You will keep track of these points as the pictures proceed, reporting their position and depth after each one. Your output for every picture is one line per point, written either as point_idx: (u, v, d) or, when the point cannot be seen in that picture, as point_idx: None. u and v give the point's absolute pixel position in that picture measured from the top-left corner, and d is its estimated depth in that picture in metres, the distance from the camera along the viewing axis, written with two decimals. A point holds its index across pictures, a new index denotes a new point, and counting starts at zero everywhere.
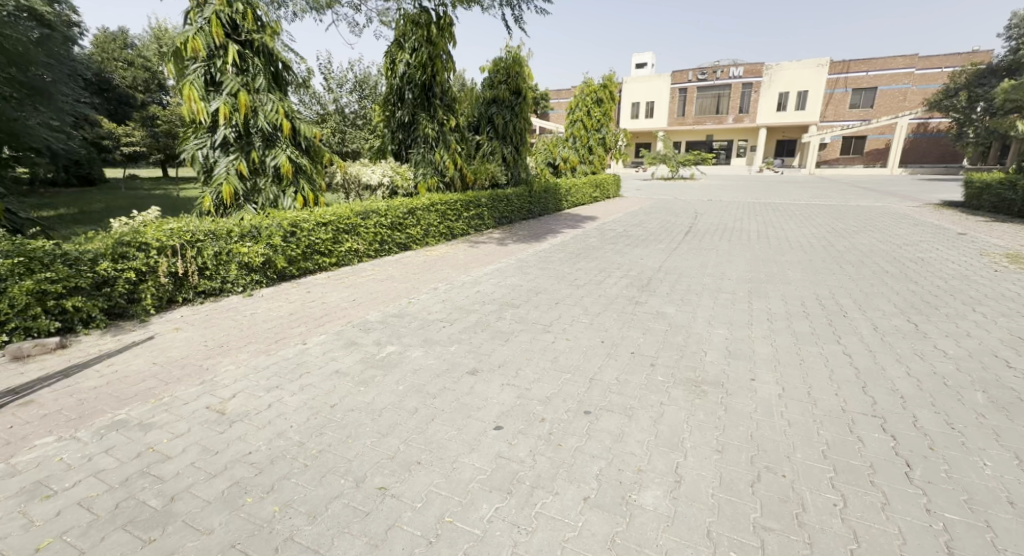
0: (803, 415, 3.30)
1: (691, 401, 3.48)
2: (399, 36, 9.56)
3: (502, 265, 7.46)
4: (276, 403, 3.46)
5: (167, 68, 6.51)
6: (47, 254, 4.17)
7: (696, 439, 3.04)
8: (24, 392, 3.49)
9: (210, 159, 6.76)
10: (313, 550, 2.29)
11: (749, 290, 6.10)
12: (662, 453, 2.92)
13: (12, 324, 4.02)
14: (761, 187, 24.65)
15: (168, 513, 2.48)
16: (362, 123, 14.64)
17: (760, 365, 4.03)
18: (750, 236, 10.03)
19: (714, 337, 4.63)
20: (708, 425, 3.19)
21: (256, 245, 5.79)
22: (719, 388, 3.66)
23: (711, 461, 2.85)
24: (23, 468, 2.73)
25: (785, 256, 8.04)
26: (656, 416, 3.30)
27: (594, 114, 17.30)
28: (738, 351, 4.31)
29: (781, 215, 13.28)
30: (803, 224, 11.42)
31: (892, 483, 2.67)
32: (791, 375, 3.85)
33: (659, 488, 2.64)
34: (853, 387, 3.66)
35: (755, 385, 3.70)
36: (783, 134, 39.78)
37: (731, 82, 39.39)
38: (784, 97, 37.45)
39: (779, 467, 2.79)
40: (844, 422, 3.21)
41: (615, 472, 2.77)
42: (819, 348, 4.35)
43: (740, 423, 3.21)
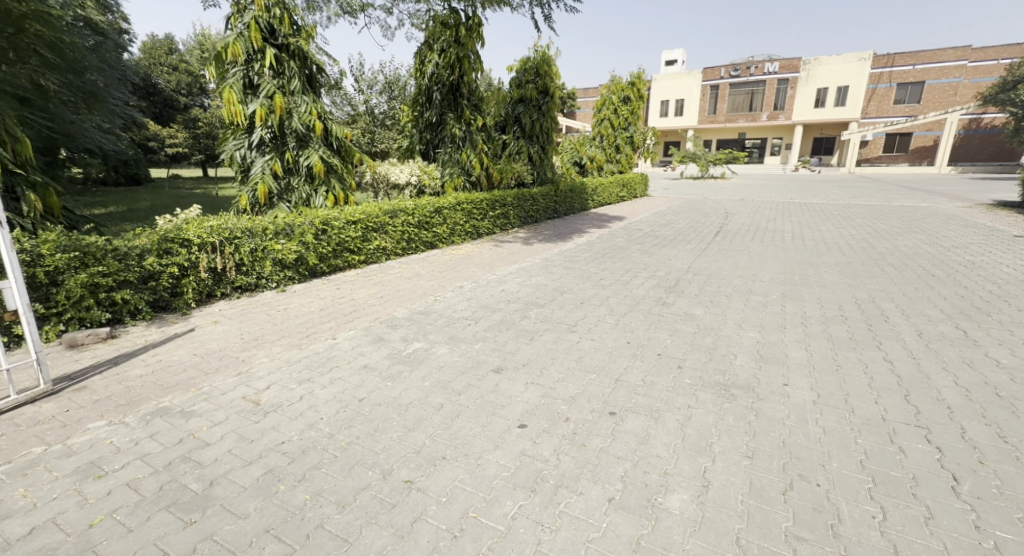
0: (839, 422, 3.23)
1: (719, 405, 3.44)
2: (429, 37, 9.69)
3: (528, 264, 7.49)
4: (307, 395, 3.57)
5: (209, 71, 6.76)
6: (99, 250, 4.41)
7: (725, 444, 3.02)
8: (78, 378, 3.71)
9: (247, 159, 7.03)
10: (342, 539, 2.37)
11: (782, 293, 5.96)
12: (689, 456, 2.91)
13: (67, 314, 4.28)
14: (795, 186, 24.01)
15: (207, 497, 2.60)
16: (391, 123, 14.88)
17: (792, 370, 3.95)
18: (784, 237, 9.80)
19: (745, 340, 4.56)
20: (737, 430, 3.15)
21: (289, 242, 5.98)
22: (749, 393, 3.61)
23: (740, 466, 2.82)
24: (77, 449, 2.91)
25: (821, 258, 7.82)
26: (683, 419, 3.28)
27: (623, 112, 17.15)
28: (770, 355, 4.23)
29: (817, 216, 12.92)
30: (841, 225, 11.07)
31: (936, 497, 2.58)
32: (826, 381, 3.77)
33: (686, 492, 2.63)
34: (892, 395, 3.56)
35: (788, 390, 3.63)
36: (820, 132, 38.59)
37: (766, 78, 38.34)
38: (823, 93, 36.20)
39: (813, 476, 2.74)
40: (884, 432, 3.13)
41: (641, 474, 2.77)
42: (857, 354, 4.23)
43: (771, 429, 3.16)
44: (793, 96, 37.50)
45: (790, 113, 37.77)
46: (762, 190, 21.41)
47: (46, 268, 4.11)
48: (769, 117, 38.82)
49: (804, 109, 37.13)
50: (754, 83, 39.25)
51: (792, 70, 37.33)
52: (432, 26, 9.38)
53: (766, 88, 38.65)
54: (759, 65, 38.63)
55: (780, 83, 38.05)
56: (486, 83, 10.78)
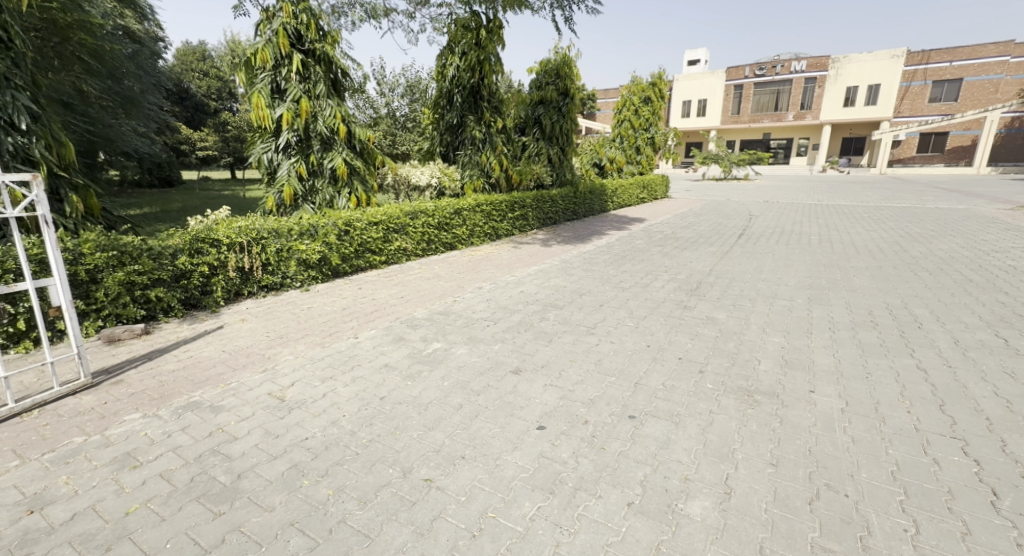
0: (869, 432, 3.17)
1: (742, 411, 3.40)
2: (451, 40, 9.79)
3: (547, 266, 7.50)
4: (330, 393, 3.65)
5: (239, 77, 6.96)
6: (135, 249, 4.58)
7: (748, 451, 2.98)
8: (116, 372, 3.86)
9: (274, 162, 7.22)
10: (364, 534, 2.42)
11: (809, 298, 5.85)
12: (711, 463, 2.89)
13: (105, 311, 4.45)
14: (822, 188, 23.49)
15: (235, 489, 2.68)
16: (412, 125, 15.07)
17: (818, 377, 3.88)
18: (811, 239, 9.59)
19: (769, 345, 4.50)
20: (761, 437, 3.12)
21: (313, 243, 6.11)
22: (774, 399, 3.56)
23: (764, 474, 2.79)
24: (114, 440, 3.02)
25: (851, 262, 7.65)
26: (704, 424, 3.26)
27: (643, 113, 17.03)
28: (795, 360, 4.17)
29: (847, 218, 12.62)
30: (872, 228, 10.79)
31: (974, 512, 2.52)
32: (856, 389, 3.69)
33: (707, 499, 2.61)
34: (925, 405, 3.47)
35: (814, 398, 3.57)
36: (848, 132, 37.66)
37: (793, 77, 37.57)
38: (852, 92, 35.31)
39: (841, 486, 2.70)
40: (917, 443, 3.05)
41: (661, 479, 2.76)
42: (889, 362, 4.13)
43: (797, 437, 3.12)
44: (821, 95, 36.65)
45: (818, 113, 36.94)
46: (788, 192, 21.00)
47: (87, 266, 4.28)
48: (795, 117, 38.04)
49: (832, 109, 36.26)
50: (780, 82, 38.52)
51: (820, 69, 36.52)
52: (453, 29, 9.43)
53: (793, 87, 37.86)
54: (785, 64, 37.90)
55: (808, 81, 37.21)
56: (507, 85, 10.83)
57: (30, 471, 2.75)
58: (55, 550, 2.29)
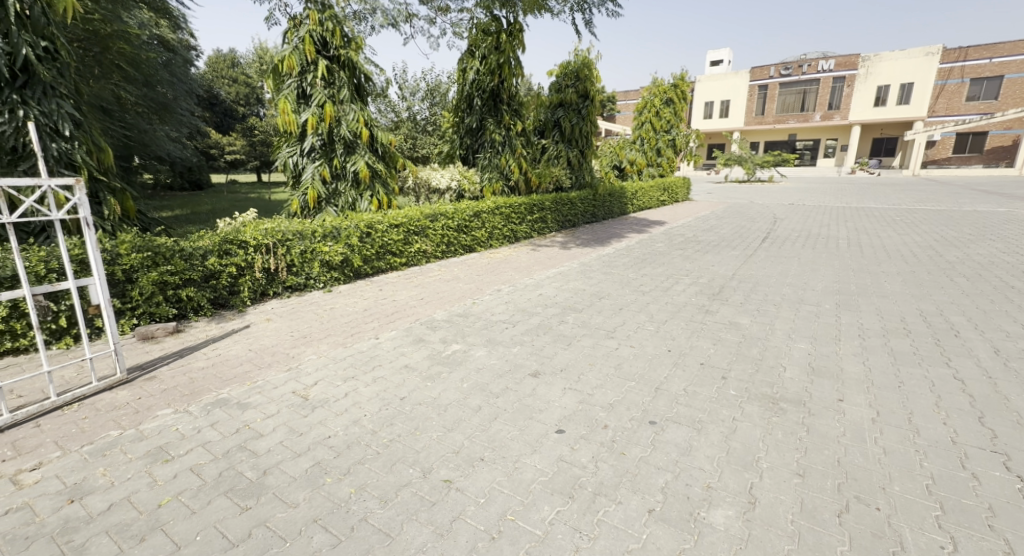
0: (902, 443, 3.09)
1: (767, 419, 3.35)
2: (472, 44, 9.86)
3: (566, 269, 7.50)
4: (352, 393, 3.71)
5: (266, 83, 7.15)
6: (169, 250, 4.74)
7: (774, 460, 2.94)
8: (149, 368, 4.00)
9: (299, 166, 7.38)
10: (384, 533, 2.45)
11: (837, 303, 5.72)
12: (735, 471, 2.85)
13: (140, 309, 4.61)
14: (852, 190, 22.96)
15: (261, 485, 2.75)
16: (432, 129, 15.23)
17: (847, 385, 3.80)
18: (839, 243, 9.37)
19: (795, 352, 4.42)
20: (787, 446, 3.06)
21: (336, 245, 6.22)
22: (800, 407, 3.50)
23: (790, 484, 2.74)
24: (147, 434, 3.13)
25: (882, 266, 7.46)
26: (727, 432, 3.22)
27: (665, 114, 16.89)
28: (823, 368, 4.09)
29: (878, 221, 12.30)
30: (904, 232, 10.50)
31: (1016, 530, 2.43)
32: (887, 398, 3.60)
33: (730, 508, 2.58)
34: (963, 417, 3.36)
35: (843, 407, 3.49)
36: (879, 133, 36.70)
37: (819, 76, 36.79)
38: (883, 91, 34.40)
39: (872, 499, 2.64)
40: (955, 456, 2.97)
41: (683, 487, 2.74)
42: (923, 371, 4.02)
43: (825, 447, 3.06)
44: (850, 95, 35.79)
45: (846, 113, 36.08)
46: (815, 194, 20.52)
47: (123, 266, 4.44)
48: (822, 117, 37.22)
49: (860, 109, 35.38)
50: (806, 82, 37.74)
51: (848, 68, 35.67)
52: (473, 34, 9.49)
53: (820, 87, 37.05)
54: (811, 63, 37.15)
55: (835, 81, 36.38)
56: (526, 88, 10.87)
57: (70, 462, 2.87)
58: (93, 539, 2.37)
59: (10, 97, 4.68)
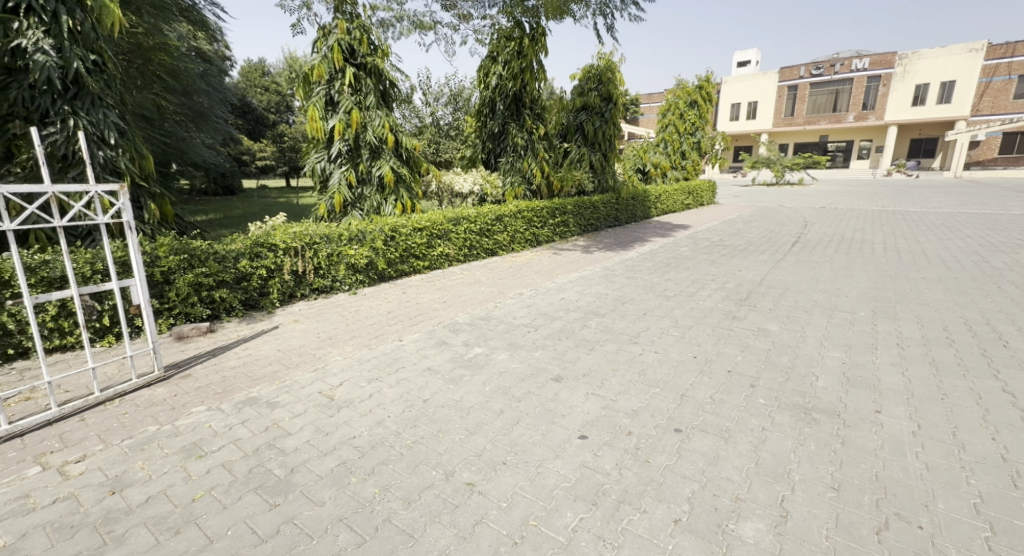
0: (946, 459, 2.98)
1: (798, 430, 3.28)
2: (494, 50, 9.95)
3: (589, 273, 7.47)
4: (376, 393, 3.78)
5: (296, 91, 7.36)
6: (204, 253, 4.91)
7: (806, 473, 2.87)
8: (184, 366, 4.15)
9: (326, 171, 7.56)
10: (407, 534, 2.49)
11: (873, 311, 5.56)
12: (765, 483, 2.80)
13: (176, 310, 4.79)
14: (888, 191, 22.29)
15: (289, 483, 2.82)
16: (455, 134, 15.40)
17: (884, 396, 3.69)
18: (874, 248, 9.07)
19: (828, 360, 4.31)
20: (820, 459, 2.99)
21: (361, 248, 6.33)
22: (834, 418, 3.41)
23: (824, 498, 2.68)
24: (182, 430, 3.24)
25: (921, 272, 7.22)
26: (756, 442, 3.16)
27: (689, 117, 16.71)
28: (858, 378, 3.97)
29: (918, 225, 11.91)
30: (946, 236, 10.14)
31: None
32: (929, 411, 3.48)
33: (760, 521, 2.54)
34: (1013, 432, 3.22)
35: (881, 419, 3.39)
36: (918, 133, 35.54)
37: (853, 76, 35.88)
38: (922, 90, 33.26)
39: (914, 517, 2.55)
40: (1004, 474, 2.85)
41: (710, 497, 2.70)
42: (968, 383, 3.87)
43: (861, 460, 2.98)
44: (885, 95, 34.74)
45: (881, 114, 35.02)
46: (849, 197, 19.94)
47: (162, 268, 4.63)
48: (855, 117, 36.27)
49: (896, 109, 34.29)
50: (839, 81, 36.78)
51: (884, 66, 34.63)
52: (496, 39, 9.58)
53: (854, 86, 36.04)
54: (844, 62, 36.27)
55: (869, 81, 35.38)
56: (549, 92, 10.91)
57: (111, 455, 2.99)
58: (132, 530, 2.47)
59: (62, 108, 4.93)
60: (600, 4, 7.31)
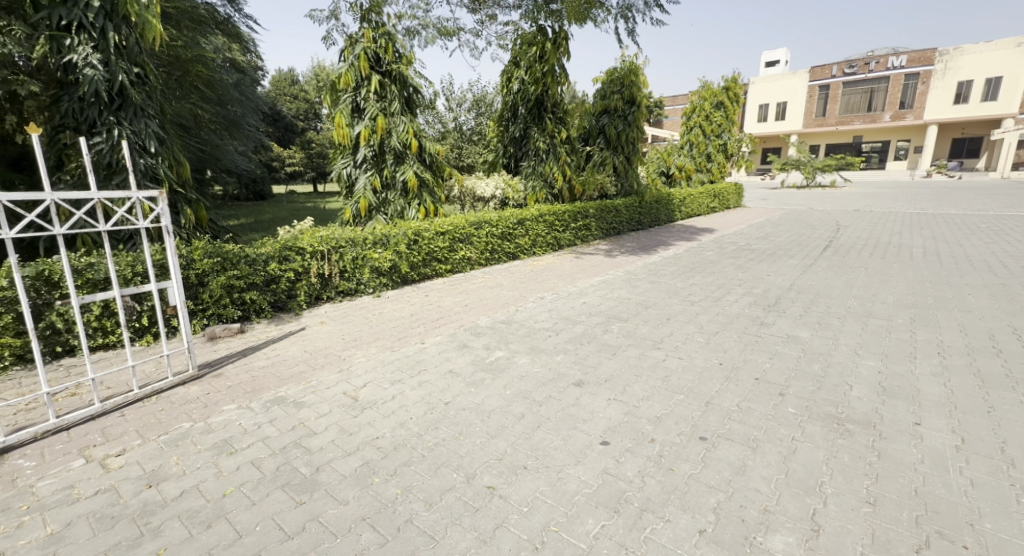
0: (993, 475, 2.87)
1: (830, 441, 3.21)
2: (517, 55, 10.02)
3: (611, 277, 7.43)
4: (399, 395, 3.85)
5: (324, 99, 7.56)
6: (236, 256, 5.07)
7: (839, 486, 2.81)
8: (217, 365, 4.29)
9: (352, 176, 7.73)
10: (429, 535, 2.52)
11: (912, 318, 5.40)
12: (795, 495, 2.74)
13: (210, 311, 4.96)
14: (928, 193, 21.51)
15: (315, 481, 2.89)
16: (477, 138, 15.54)
17: (923, 408, 3.58)
18: (911, 253, 8.79)
19: (862, 370, 4.20)
20: (855, 472, 2.92)
21: (385, 251, 6.44)
22: (869, 430, 3.32)
23: (860, 513, 2.61)
24: (215, 427, 3.36)
25: (966, 278, 6.96)
26: (786, 452, 3.10)
27: (716, 117, 16.43)
28: (894, 389, 3.86)
29: (960, 228, 11.48)
30: (991, 240, 9.76)
31: None
32: (973, 425, 3.36)
33: (790, 534, 2.49)
34: None
35: (920, 432, 3.29)
36: (960, 132, 34.26)
37: (890, 73, 34.87)
38: (965, 87, 32.06)
39: (957, 536, 2.47)
40: None
41: (737, 508, 2.66)
42: (1018, 396, 3.71)
43: (899, 474, 2.89)
44: (923, 93, 33.64)
45: (920, 113, 33.91)
46: (885, 199, 19.32)
47: (197, 270, 4.81)
48: (892, 117, 35.23)
49: (937, 108, 33.11)
50: (873, 80, 35.83)
51: (923, 63, 33.53)
52: (518, 45, 9.64)
53: (890, 85, 35.01)
54: (880, 60, 35.35)
55: (907, 79, 34.30)
56: (571, 97, 10.94)
57: (148, 450, 3.12)
58: (167, 523, 2.56)
59: (107, 118, 5.18)
60: (622, 7, 7.29)
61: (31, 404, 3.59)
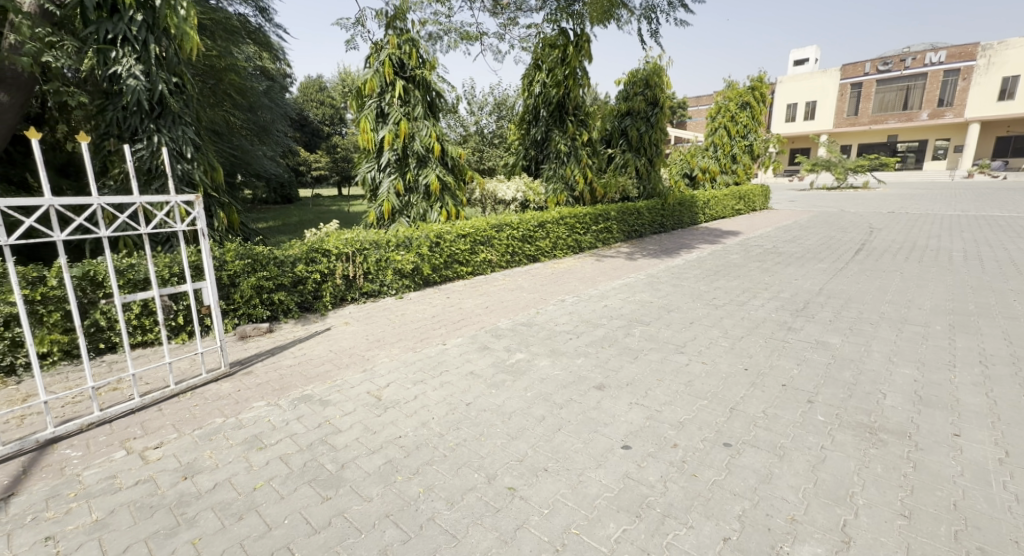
0: None
1: (862, 451, 3.15)
2: (539, 58, 10.08)
3: (633, 280, 7.41)
4: (421, 395, 3.91)
5: (350, 104, 7.74)
6: (265, 258, 5.24)
7: (871, 497, 2.75)
8: (247, 363, 4.43)
9: (376, 180, 7.87)
10: (450, 534, 2.57)
11: (951, 325, 5.23)
12: (824, 505, 2.70)
13: (240, 311, 5.12)
14: (971, 194, 20.74)
15: (341, 477, 2.97)
16: (498, 142, 15.65)
17: (962, 419, 3.47)
18: (950, 257, 8.49)
19: (896, 378, 4.09)
20: (889, 483, 2.86)
21: (408, 254, 6.54)
22: (904, 440, 3.24)
23: (894, 526, 2.55)
24: (245, 423, 3.48)
25: (1011, 284, 6.70)
26: (815, 461, 3.05)
27: (743, 117, 16.05)
28: (931, 398, 3.76)
29: (1004, 230, 11.07)
30: None
31: None
32: (1017, 437, 3.25)
33: (819, 544, 2.46)
34: None
35: (961, 443, 3.20)
36: (1005, 130, 32.97)
37: (928, 70, 33.81)
38: (1010, 83, 30.71)
39: (998, 552, 2.39)
40: None
41: (763, 517, 2.63)
42: None
43: (936, 487, 2.82)
44: (964, 90, 32.46)
45: (960, 110, 32.75)
46: (927, 200, 18.74)
47: (229, 271, 4.98)
48: (930, 115, 34.18)
49: (980, 104, 31.90)
50: (910, 77, 34.86)
51: (965, 58, 32.34)
52: (539, 48, 9.68)
53: (928, 82, 33.96)
54: (918, 55, 34.32)
55: (948, 74, 33.15)
56: (593, 99, 10.94)
57: (183, 443, 3.24)
58: (201, 514, 2.67)
59: (148, 126, 5.40)
60: (646, 8, 7.26)
61: (77, 397, 3.77)
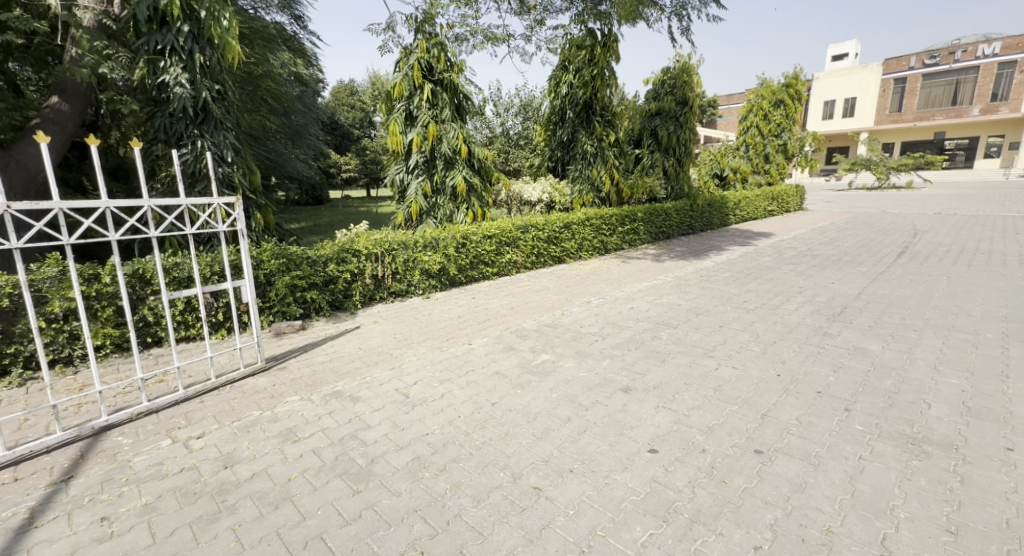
0: None
1: (905, 463, 3.05)
2: (566, 59, 10.08)
3: (660, 282, 7.34)
4: (448, 394, 3.97)
5: (380, 108, 7.90)
6: (299, 258, 5.41)
7: (914, 511, 2.67)
8: (281, 358, 4.59)
9: (404, 182, 8.02)
10: (477, 531, 2.61)
11: (1004, 334, 4.99)
12: (863, 517, 2.64)
13: (275, 308, 5.29)
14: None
15: (371, 471, 3.05)
16: (524, 143, 15.70)
17: (1015, 433, 3.33)
18: (1004, 261, 8.10)
19: (942, 388, 3.94)
20: (932, 497, 2.77)
21: (435, 254, 6.64)
22: (951, 453, 3.13)
23: (939, 542, 2.47)
24: (280, 416, 3.60)
25: None
26: (852, 472, 2.98)
27: (776, 117, 15.72)
28: (981, 410, 3.61)
29: None
30: None
31: None
32: None
33: None
34: None
35: (1014, 458, 3.07)
36: None
37: (979, 63, 32.38)
38: None
39: None
40: None
41: (797, 527, 2.59)
42: None
43: (987, 503, 2.72)
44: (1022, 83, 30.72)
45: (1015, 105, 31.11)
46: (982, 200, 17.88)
47: (265, 271, 5.18)
48: (981, 111, 32.73)
49: None
50: (960, 71, 33.51)
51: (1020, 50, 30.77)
52: (567, 49, 9.70)
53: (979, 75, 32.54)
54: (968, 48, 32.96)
55: (1001, 68, 31.63)
56: (620, 99, 10.88)
57: (223, 434, 3.39)
58: (240, 502, 2.78)
59: (192, 131, 5.65)
60: (676, 6, 7.20)
61: (127, 388, 3.98)
